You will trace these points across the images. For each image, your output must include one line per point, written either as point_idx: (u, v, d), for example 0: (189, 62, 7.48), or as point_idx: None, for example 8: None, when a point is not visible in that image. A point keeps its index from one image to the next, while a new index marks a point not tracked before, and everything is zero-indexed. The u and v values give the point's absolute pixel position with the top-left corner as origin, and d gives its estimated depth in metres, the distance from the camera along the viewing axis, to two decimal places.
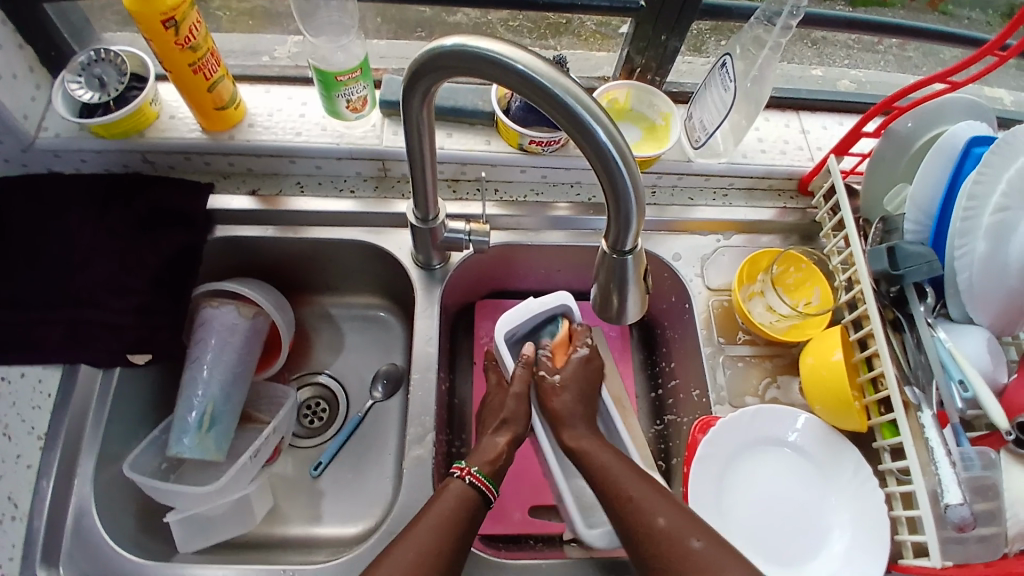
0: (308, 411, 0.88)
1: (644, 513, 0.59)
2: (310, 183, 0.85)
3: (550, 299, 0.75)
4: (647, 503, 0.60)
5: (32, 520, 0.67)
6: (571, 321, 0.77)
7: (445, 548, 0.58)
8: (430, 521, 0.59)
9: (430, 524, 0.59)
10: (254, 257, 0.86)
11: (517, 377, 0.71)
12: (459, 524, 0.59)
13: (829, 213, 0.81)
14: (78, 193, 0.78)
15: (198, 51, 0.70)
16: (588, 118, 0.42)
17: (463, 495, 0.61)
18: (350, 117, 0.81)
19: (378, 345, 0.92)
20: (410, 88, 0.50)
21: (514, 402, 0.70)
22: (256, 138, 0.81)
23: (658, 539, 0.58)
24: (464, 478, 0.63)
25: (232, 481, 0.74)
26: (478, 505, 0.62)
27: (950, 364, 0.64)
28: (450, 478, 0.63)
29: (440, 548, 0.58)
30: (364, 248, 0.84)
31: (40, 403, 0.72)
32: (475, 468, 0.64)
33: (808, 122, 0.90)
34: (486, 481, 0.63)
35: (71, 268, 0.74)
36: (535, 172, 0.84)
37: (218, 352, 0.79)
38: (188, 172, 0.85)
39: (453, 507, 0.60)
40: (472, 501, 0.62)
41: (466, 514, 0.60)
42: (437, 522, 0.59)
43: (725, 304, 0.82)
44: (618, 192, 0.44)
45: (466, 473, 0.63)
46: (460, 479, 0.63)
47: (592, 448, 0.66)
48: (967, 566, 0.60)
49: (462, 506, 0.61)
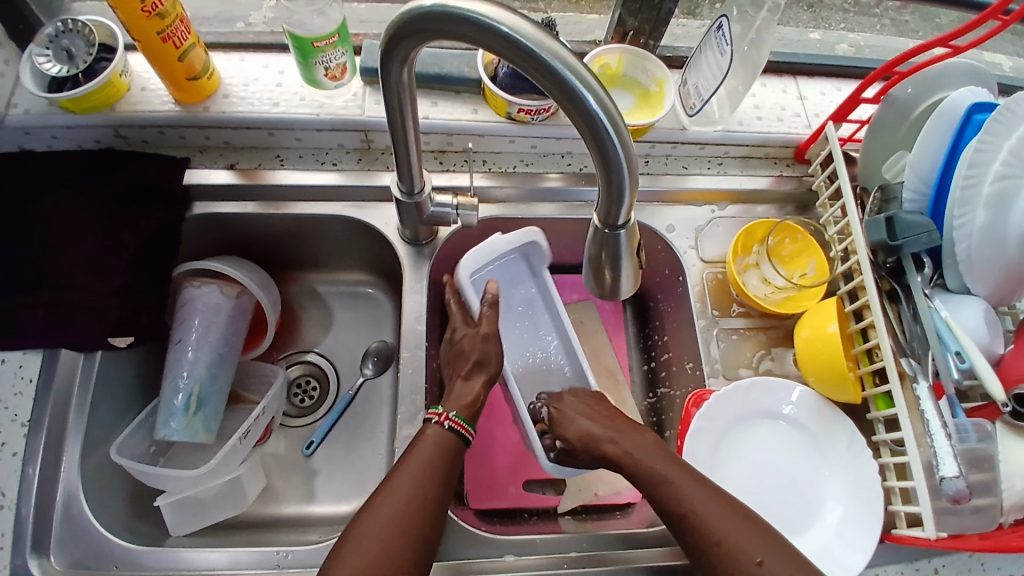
0: (298, 389, 0.86)
1: (706, 522, 0.57)
2: (291, 156, 0.82)
3: (517, 235, 0.75)
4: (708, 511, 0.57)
5: (21, 507, 0.66)
6: (536, 256, 0.79)
7: (431, 494, 0.58)
8: (413, 469, 0.59)
9: (413, 473, 0.58)
10: (236, 234, 0.83)
11: (484, 318, 0.72)
12: (440, 471, 0.60)
13: (826, 181, 0.79)
14: (49, 171, 0.74)
15: (167, 18, 0.66)
16: (578, 84, 0.40)
17: (443, 442, 0.62)
18: (330, 86, 0.77)
19: (367, 322, 0.90)
20: (389, 53, 0.47)
21: (482, 342, 0.70)
22: (232, 110, 0.77)
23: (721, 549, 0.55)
24: (443, 423, 0.63)
25: (222, 463, 0.73)
26: (457, 448, 0.63)
27: (947, 335, 0.63)
28: (428, 423, 0.63)
29: (426, 495, 0.57)
30: (350, 223, 0.82)
31: (22, 390, 0.70)
32: (453, 413, 0.64)
33: (805, 87, 0.87)
34: (464, 423, 0.64)
35: (44, 249, 0.72)
36: (524, 142, 0.81)
37: (202, 332, 0.77)
38: (163, 146, 0.81)
39: (433, 452, 0.61)
40: (452, 445, 0.62)
41: (445, 459, 0.61)
42: (420, 468, 0.59)
43: (720, 277, 0.80)
44: (609, 163, 0.42)
45: (444, 419, 0.63)
46: (437, 425, 0.63)
47: (636, 448, 0.64)
48: (962, 537, 0.61)
49: (441, 451, 0.61)
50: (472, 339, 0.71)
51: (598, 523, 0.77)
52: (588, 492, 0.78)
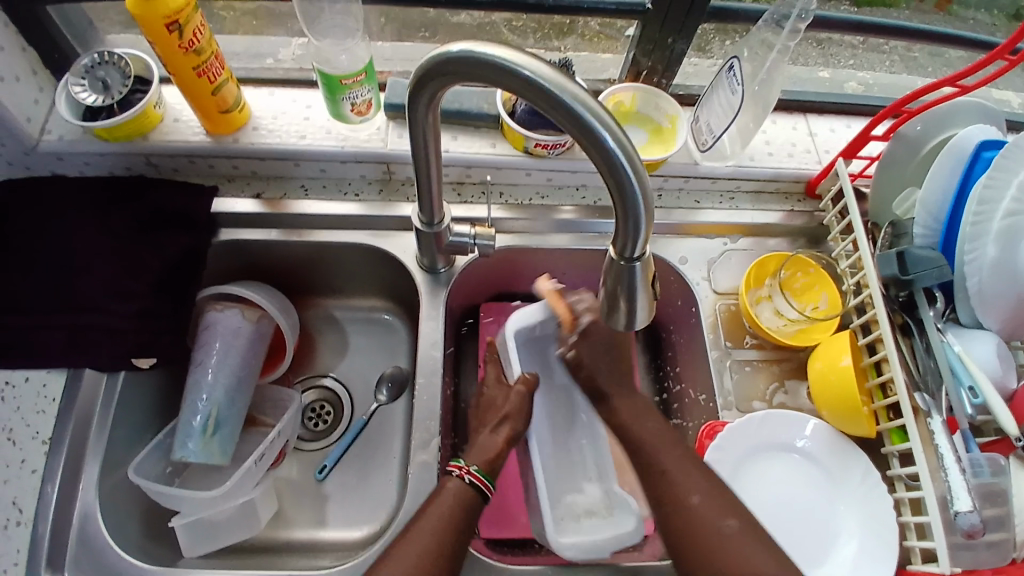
0: (313, 413, 0.87)
1: (683, 491, 0.60)
2: (314, 186, 0.85)
3: (553, 300, 0.77)
4: (688, 481, 0.61)
5: (37, 525, 0.67)
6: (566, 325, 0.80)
7: (448, 547, 0.58)
8: (430, 521, 0.59)
9: (430, 524, 0.59)
10: (258, 261, 0.86)
11: (521, 380, 0.73)
12: (457, 524, 0.60)
13: (838, 216, 0.81)
14: (82, 196, 0.78)
15: (202, 54, 0.69)
16: (595, 123, 0.42)
17: (463, 496, 0.62)
18: (356, 120, 0.80)
19: (383, 348, 0.91)
20: (415, 92, 0.50)
21: (515, 399, 0.71)
22: (260, 141, 0.80)
23: (693, 514, 0.59)
24: (464, 477, 0.63)
25: (237, 485, 0.74)
26: (477, 504, 0.62)
27: (960, 369, 0.64)
28: (449, 477, 0.63)
29: (442, 549, 0.58)
30: (368, 251, 0.84)
31: (43, 407, 0.72)
32: (475, 467, 0.65)
33: (815, 125, 0.89)
34: (482, 477, 0.64)
35: (73, 271, 0.74)
36: (540, 175, 0.84)
37: (223, 355, 0.78)
38: (192, 175, 0.85)
39: (451, 507, 0.61)
40: (471, 499, 0.62)
41: (463, 512, 0.61)
42: (437, 521, 0.59)
43: (732, 308, 0.81)
44: (625, 197, 0.44)
45: (465, 472, 0.64)
46: (458, 479, 0.63)
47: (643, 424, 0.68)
48: (976, 573, 0.60)
49: (459, 504, 0.61)
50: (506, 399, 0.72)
51: None
52: None
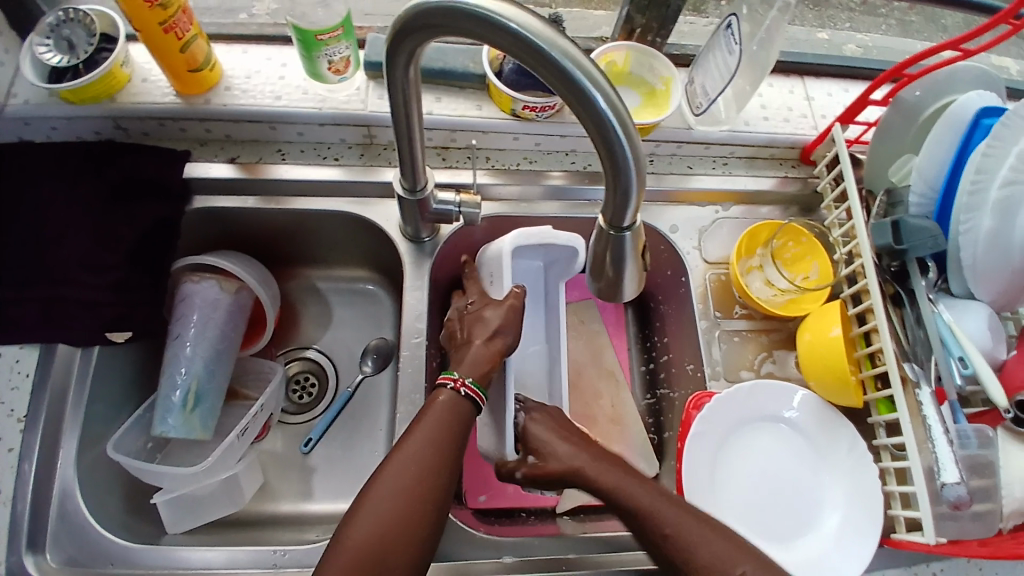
0: (296, 385, 0.86)
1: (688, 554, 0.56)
2: (292, 150, 0.81)
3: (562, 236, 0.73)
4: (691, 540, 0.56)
5: (16, 504, 0.66)
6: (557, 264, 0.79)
7: (446, 457, 0.58)
8: (427, 436, 0.58)
9: (423, 437, 0.58)
10: (235, 229, 0.83)
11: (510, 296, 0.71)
12: (452, 433, 0.59)
13: (832, 183, 0.79)
14: (47, 162, 0.74)
15: (169, 8, 0.65)
16: (587, 84, 0.39)
17: (456, 406, 0.61)
18: (334, 80, 0.76)
19: (368, 319, 0.90)
20: (394, 48, 0.47)
21: (504, 315, 0.69)
22: (234, 103, 0.76)
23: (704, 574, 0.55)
24: (459, 389, 0.62)
25: (220, 460, 0.72)
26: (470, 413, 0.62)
27: (951, 340, 0.64)
28: (442, 389, 0.62)
29: (440, 462, 0.58)
30: (350, 219, 0.81)
31: (18, 384, 0.70)
32: (469, 379, 0.63)
33: (812, 88, 0.86)
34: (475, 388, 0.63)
35: (43, 242, 0.71)
36: (528, 139, 0.81)
37: (201, 327, 0.76)
38: (164, 139, 0.81)
39: (447, 418, 0.60)
40: (465, 408, 0.62)
41: (457, 421, 0.60)
42: (435, 435, 0.59)
43: (723, 278, 0.80)
44: (617, 164, 0.41)
45: (460, 385, 0.62)
46: (448, 389, 0.62)
47: (629, 486, 0.61)
48: (961, 543, 0.61)
49: (453, 415, 0.61)
50: (494, 312, 0.70)
51: (596, 524, 0.77)
52: (588, 493, 0.77)
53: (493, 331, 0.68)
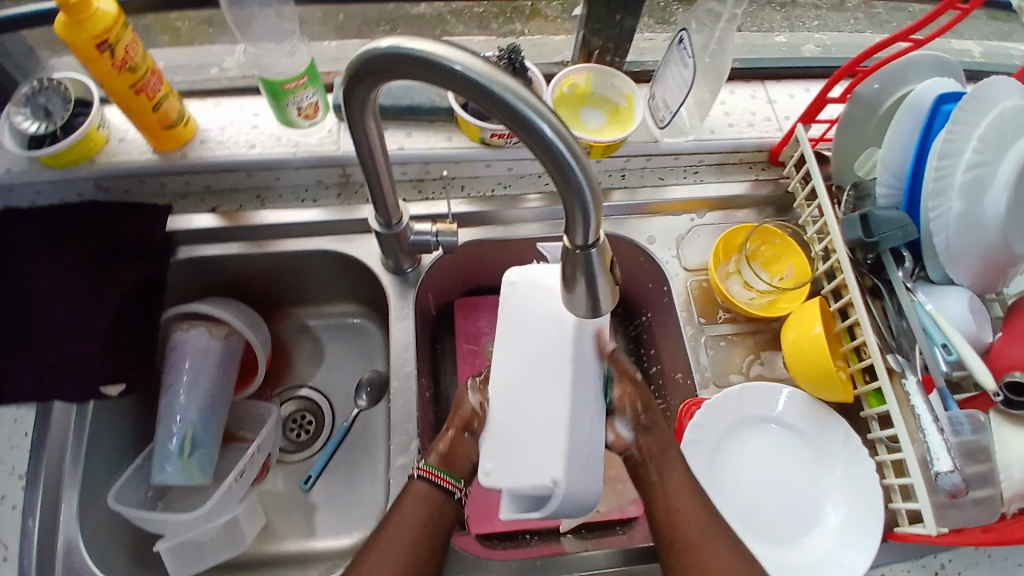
0: (294, 424, 0.86)
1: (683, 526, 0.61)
2: (270, 195, 0.83)
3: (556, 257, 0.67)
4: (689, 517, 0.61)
5: (23, 563, 0.66)
6: None
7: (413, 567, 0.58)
8: (397, 541, 0.59)
9: (399, 534, 0.59)
10: (219, 276, 0.84)
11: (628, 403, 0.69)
12: (427, 529, 0.60)
13: (801, 182, 0.80)
14: (36, 224, 0.76)
15: (138, 71, 0.67)
16: (531, 114, 0.40)
17: (440, 508, 0.62)
18: (304, 125, 0.79)
19: (359, 353, 0.90)
20: (348, 96, 0.48)
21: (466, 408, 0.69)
22: (209, 155, 0.78)
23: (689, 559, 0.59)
24: (422, 476, 0.63)
25: (220, 503, 0.73)
26: (443, 500, 0.63)
27: (933, 327, 0.64)
28: (412, 478, 0.63)
29: (411, 565, 0.58)
30: (331, 256, 0.82)
31: (18, 443, 0.72)
32: (427, 463, 0.64)
33: (774, 91, 0.88)
34: (442, 474, 0.64)
35: (34, 304, 0.72)
36: (500, 165, 0.82)
37: (193, 376, 0.77)
38: (145, 196, 0.82)
39: (420, 514, 0.61)
40: (435, 499, 0.62)
41: (429, 515, 0.61)
42: (406, 537, 0.59)
43: (704, 285, 0.80)
44: (570, 187, 0.42)
45: (419, 470, 0.63)
46: (417, 479, 0.63)
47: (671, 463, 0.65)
48: (964, 531, 0.60)
49: (426, 512, 0.61)
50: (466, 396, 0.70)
51: (601, 539, 0.75)
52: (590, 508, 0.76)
53: (461, 416, 0.69)
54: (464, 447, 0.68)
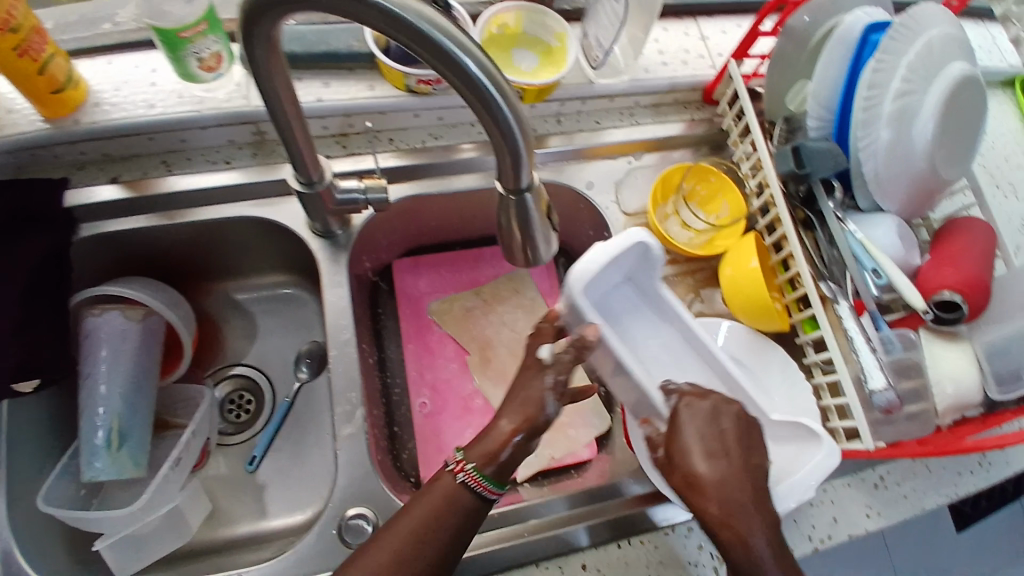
0: (231, 405, 0.82)
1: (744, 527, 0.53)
2: (177, 160, 0.76)
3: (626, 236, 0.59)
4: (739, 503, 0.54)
5: None
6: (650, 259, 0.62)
7: (403, 572, 0.53)
8: (396, 535, 0.54)
9: (409, 523, 0.55)
10: (134, 253, 0.77)
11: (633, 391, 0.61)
12: (439, 528, 0.55)
13: (735, 120, 0.80)
14: None
15: (20, 32, 0.60)
16: (452, 49, 0.38)
17: (454, 497, 0.56)
18: (208, 78, 0.72)
19: (297, 324, 0.86)
20: (248, 38, 0.44)
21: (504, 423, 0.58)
22: (105, 119, 0.71)
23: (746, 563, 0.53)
24: (458, 475, 0.57)
25: (158, 493, 0.69)
26: (473, 505, 0.56)
27: (863, 254, 0.66)
28: (445, 470, 0.58)
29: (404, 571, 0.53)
30: (256, 223, 0.77)
31: None
32: (473, 466, 0.56)
33: (706, 27, 0.86)
34: (486, 481, 0.56)
35: None
36: (430, 114, 0.78)
37: (112, 361, 0.71)
38: (38, 169, 0.74)
39: (436, 503, 0.56)
40: (462, 497, 0.56)
41: (455, 514, 0.56)
42: (407, 530, 0.55)
43: (644, 228, 0.80)
44: (500, 128, 0.41)
45: (462, 468, 0.57)
46: (454, 475, 0.57)
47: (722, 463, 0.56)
48: (899, 445, 0.62)
49: (447, 505, 0.56)
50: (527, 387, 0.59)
51: (556, 485, 0.76)
52: (545, 458, 0.76)
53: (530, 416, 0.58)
54: (521, 452, 0.58)
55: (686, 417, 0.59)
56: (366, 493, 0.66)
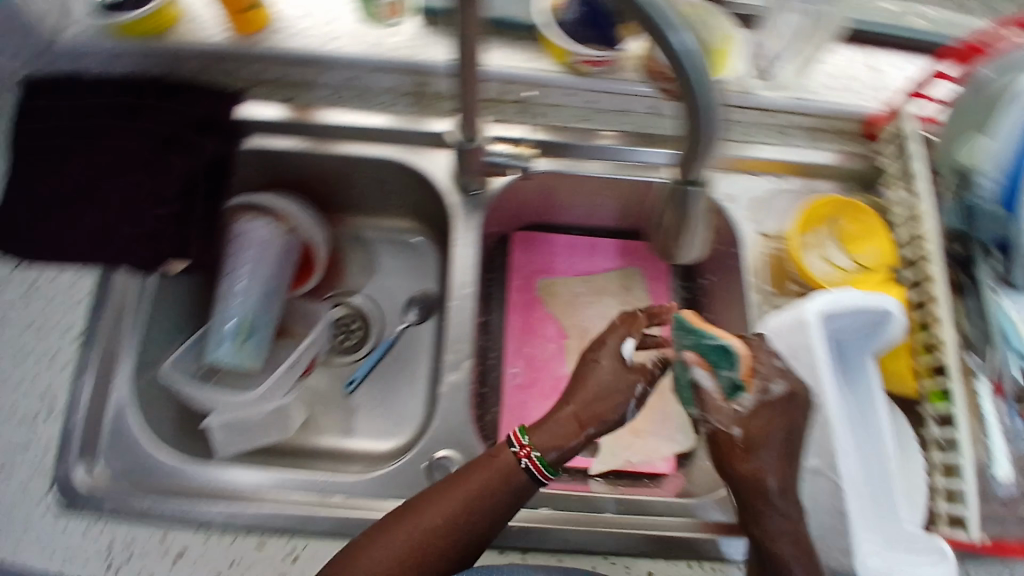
0: (342, 328, 0.88)
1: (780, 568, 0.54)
2: (342, 94, 0.80)
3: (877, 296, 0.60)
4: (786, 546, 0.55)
5: (70, 419, 0.66)
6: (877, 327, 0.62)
7: (448, 540, 0.58)
8: (432, 508, 0.59)
9: (434, 504, 0.59)
10: (286, 170, 0.83)
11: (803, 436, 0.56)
12: (472, 506, 0.59)
13: (893, 159, 0.75)
14: (112, 93, 0.75)
15: None
16: (671, 27, 0.39)
17: (510, 475, 0.61)
18: (386, 22, 0.79)
19: (411, 269, 0.91)
20: None
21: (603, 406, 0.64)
22: (286, 45, 0.76)
23: None
24: (522, 458, 0.61)
25: (271, 389, 0.76)
26: (508, 471, 0.61)
27: (1011, 332, 0.62)
28: (504, 447, 0.62)
29: (428, 542, 0.58)
30: (401, 167, 0.81)
31: (78, 301, 0.70)
32: (535, 449, 0.62)
33: (881, 59, 0.83)
34: (541, 463, 0.61)
35: (107, 170, 0.72)
36: (582, 95, 0.77)
37: (254, 266, 0.78)
38: (220, 76, 0.79)
39: (487, 477, 0.60)
40: (518, 476, 0.61)
41: (485, 504, 0.59)
42: (427, 523, 0.58)
43: (776, 255, 0.77)
44: (696, 116, 0.42)
45: (525, 454, 0.61)
46: (517, 456, 0.61)
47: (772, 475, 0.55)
48: (1007, 542, 0.59)
49: (494, 482, 0.60)
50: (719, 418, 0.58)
51: (629, 487, 0.77)
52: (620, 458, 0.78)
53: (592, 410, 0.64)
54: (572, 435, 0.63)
55: (771, 445, 0.56)
56: (455, 441, 0.69)
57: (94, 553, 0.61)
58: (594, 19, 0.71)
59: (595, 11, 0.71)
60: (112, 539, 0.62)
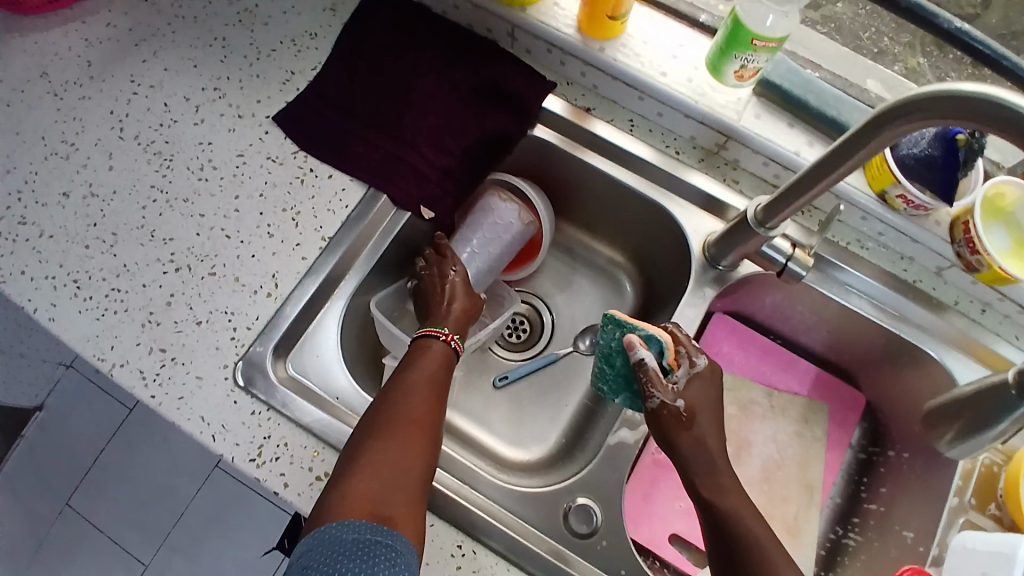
0: (513, 325, 0.88)
1: None
2: (642, 126, 0.80)
3: None
4: None
5: (286, 307, 0.69)
6: None
7: (412, 451, 0.58)
8: (406, 414, 0.61)
9: (419, 381, 0.64)
10: (549, 168, 0.84)
11: None
12: (429, 385, 0.64)
13: None
14: (446, 38, 0.79)
15: None
16: None
17: (444, 361, 0.68)
18: (728, 81, 0.72)
19: (605, 304, 0.89)
20: (902, 114, 0.45)
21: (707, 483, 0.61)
22: (623, 63, 0.74)
23: None
24: (448, 342, 0.69)
25: None
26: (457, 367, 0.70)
27: None
28: (434, 338, 0.69)
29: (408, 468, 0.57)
30: (659, 213, 0.79)
31: (335, 210, 0.74)
32: None
33: None
34: None
35: (416, 106, 0.77)
36: (875, 225, 0.74)
37: (486, 241, 0.79)
38: (537, 63, 0.81)
39: (434, 366, 0.67)
40: (450, 360, 0.69)
41: (431, 385, 0.65)
42: (417, 405, 0.62)
43: (994, 469, 0.71)
44: None
45: (450, 338, 0.70)
46: (440, 340, 0.69)
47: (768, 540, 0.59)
48: None
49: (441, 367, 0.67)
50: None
51: None
52: None
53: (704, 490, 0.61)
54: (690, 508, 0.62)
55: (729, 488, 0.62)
56: (602, 492, 0.69)
57: (245, 440, 0.63)
58: (935, 163, 0.68)
59: (941, 158, 0.67)
60: (269, 436, 0.64)
